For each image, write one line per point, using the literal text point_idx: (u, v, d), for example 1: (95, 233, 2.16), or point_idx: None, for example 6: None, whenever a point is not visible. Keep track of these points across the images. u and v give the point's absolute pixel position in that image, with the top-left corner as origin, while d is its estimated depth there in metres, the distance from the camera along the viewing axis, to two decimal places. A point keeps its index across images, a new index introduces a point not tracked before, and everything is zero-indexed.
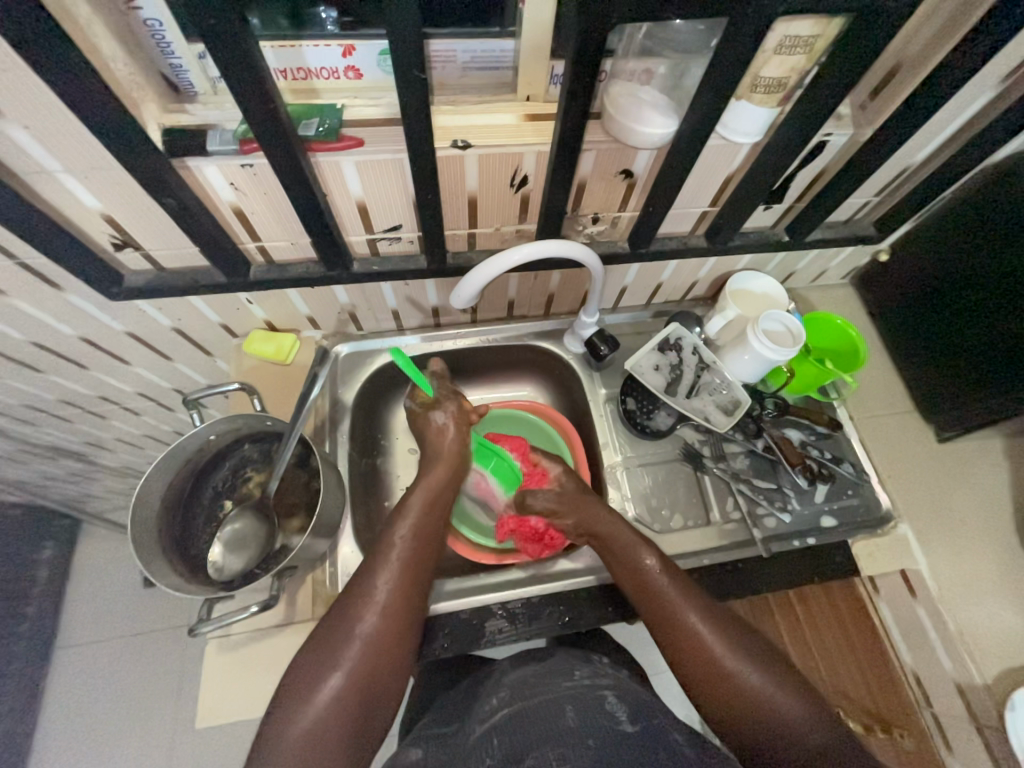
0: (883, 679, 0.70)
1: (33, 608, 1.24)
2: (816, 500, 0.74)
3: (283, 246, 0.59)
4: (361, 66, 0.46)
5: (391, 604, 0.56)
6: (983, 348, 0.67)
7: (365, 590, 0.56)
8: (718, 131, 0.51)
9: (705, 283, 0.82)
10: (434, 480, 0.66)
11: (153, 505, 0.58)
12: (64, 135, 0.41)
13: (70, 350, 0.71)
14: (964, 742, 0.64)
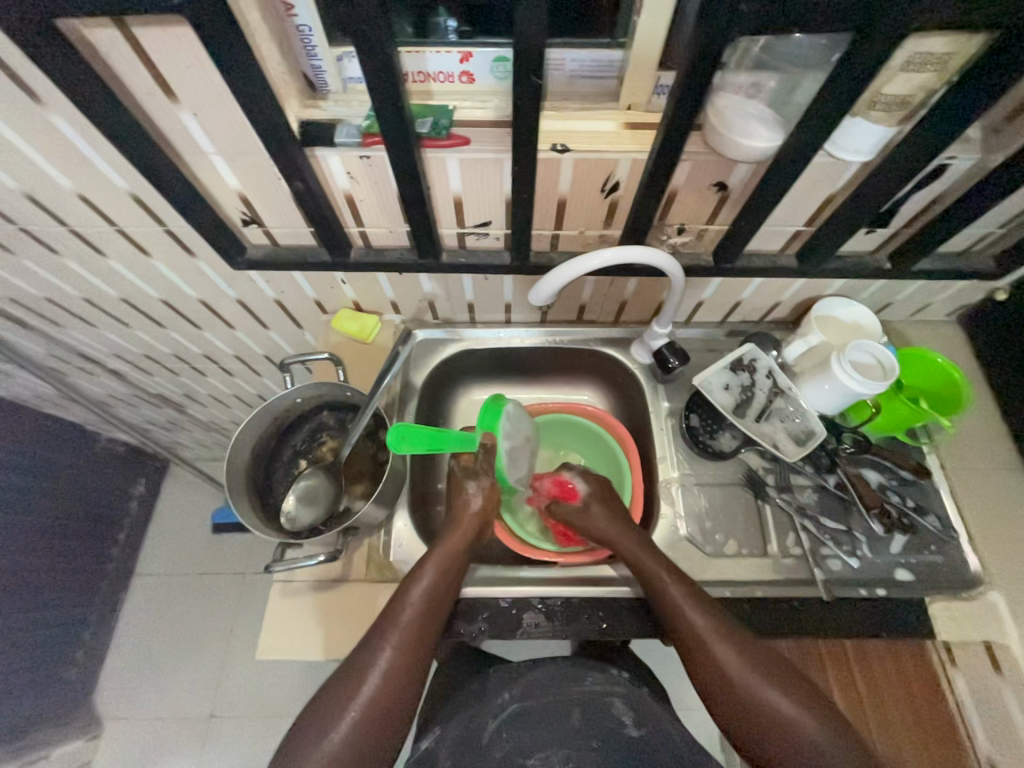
0: (949, 763, 0.63)
1: (123, 535, 1.41)
2: (891, 549, 0.68)
3: (381, 233, 0.64)
4: (476, 71, 0.49)
5: (404, 656, 0.55)
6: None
7: (375, 641, 0.56)
8: (826, 148, 0.49)
9: (789, 305, 0.79)
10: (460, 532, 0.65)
11: (244, 453, 0.65)
12: (222, 121, 0.47)
13: (189, 310, 0.81)
14: None
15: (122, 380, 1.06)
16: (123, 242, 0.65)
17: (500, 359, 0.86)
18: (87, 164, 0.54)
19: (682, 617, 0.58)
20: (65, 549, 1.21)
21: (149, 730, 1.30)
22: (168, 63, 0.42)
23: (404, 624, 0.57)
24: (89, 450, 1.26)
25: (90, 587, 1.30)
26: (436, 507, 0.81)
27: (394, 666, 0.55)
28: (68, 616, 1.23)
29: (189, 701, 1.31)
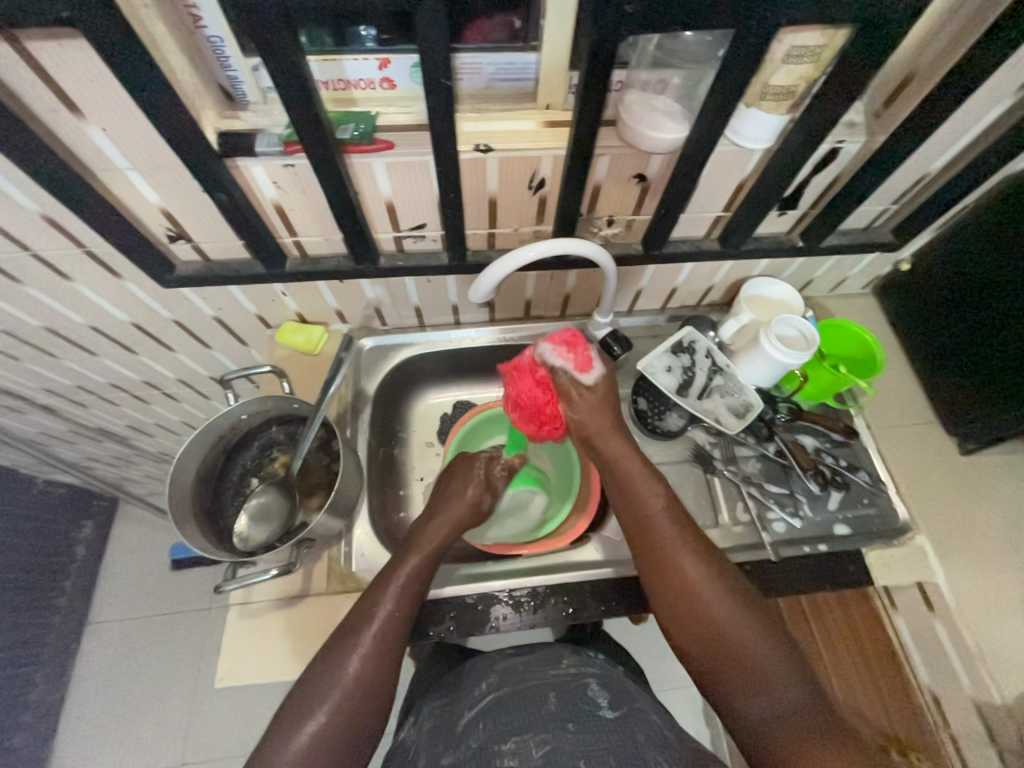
0: (897, 697, 0.68)
1: (71, 581, 1.32)
2: (829, 507, 0.73)
3: (317, 242, 0.63)
4: (396, 77, 0.50)
5: (385, 640, 0.56)
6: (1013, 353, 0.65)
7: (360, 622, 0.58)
8: (728, 135, 0.53)
9: (720, 289, 0.84)
10: (453, 514, 0.68)
11: (189, 475, 0.63)
12: (134, 135, 0.46)
13: (121, 335, 0.78)
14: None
15: (55, 416, 1.00)
16: (39, 267, 0.62)
17: (452, 361, 0.87)
18: None
19: (677, 563, 0.59)
20: None
21: None
22: (67, 78, 0.41)
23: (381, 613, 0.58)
24: (24, 495, 1.18)
25: (36, 643, 1.21)
26: (399, 514, 0.81)
27: (377, 651, 0.56)
28: None
29: (159, 750, 1.24)
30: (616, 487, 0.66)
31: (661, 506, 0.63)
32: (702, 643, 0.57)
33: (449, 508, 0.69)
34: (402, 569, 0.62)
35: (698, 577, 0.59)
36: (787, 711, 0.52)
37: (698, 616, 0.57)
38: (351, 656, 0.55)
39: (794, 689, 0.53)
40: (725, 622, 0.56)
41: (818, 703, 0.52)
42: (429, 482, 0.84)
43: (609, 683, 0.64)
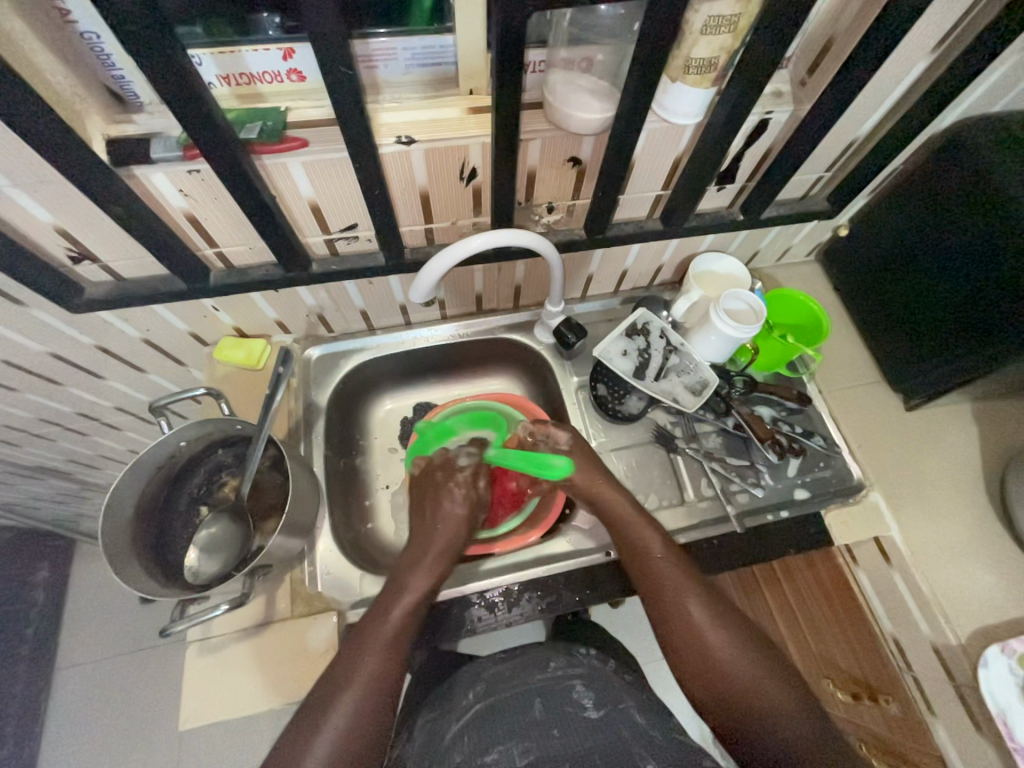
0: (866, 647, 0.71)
1: (31, 629, 1.24)
2: (789, 473, 0.75)
3: (241, 251, 0.59)
4: (304, 68, 0.47)
5: (379, 670, 0.54)
6: (948, 315, 0.67)
7: (352, 653, 0.55)
8: (655, 111, 0.52)
9: (670, 267, 0.84)
10: (442, 537, 0.65)
11: (126, 512, 0.59)
12: (4, 148, 0.41)
13: (41, 367, 0.72)
14: (946, 707, 0.64)
15: None
16: None
17: (407, 362, 0.84)
18: None
19: (683, 610, 0.59)
20: None
21: None
22: None
23: (371, 656, 0.55)
24: None
25: None
26: (366, 525, 0.78)
27: (375, 681, 0.54)
28: None
29: None
30: (615, 531, 0.66)
31: (662, 550, 0.63)
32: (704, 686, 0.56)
33: (439, 533, 0.66)
34: (404, 602, 0.59)
35: (701, 617, 0.58)
36: (797, 748, 0.49)
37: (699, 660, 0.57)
38: (334, 709, 0.51)
39: (805, 726, 0.51)
40: (731, 669, 0.55)
41: (831, 738, 0.50)
42: (395, 489, 0.82)
43: (595, 683, 0.63)
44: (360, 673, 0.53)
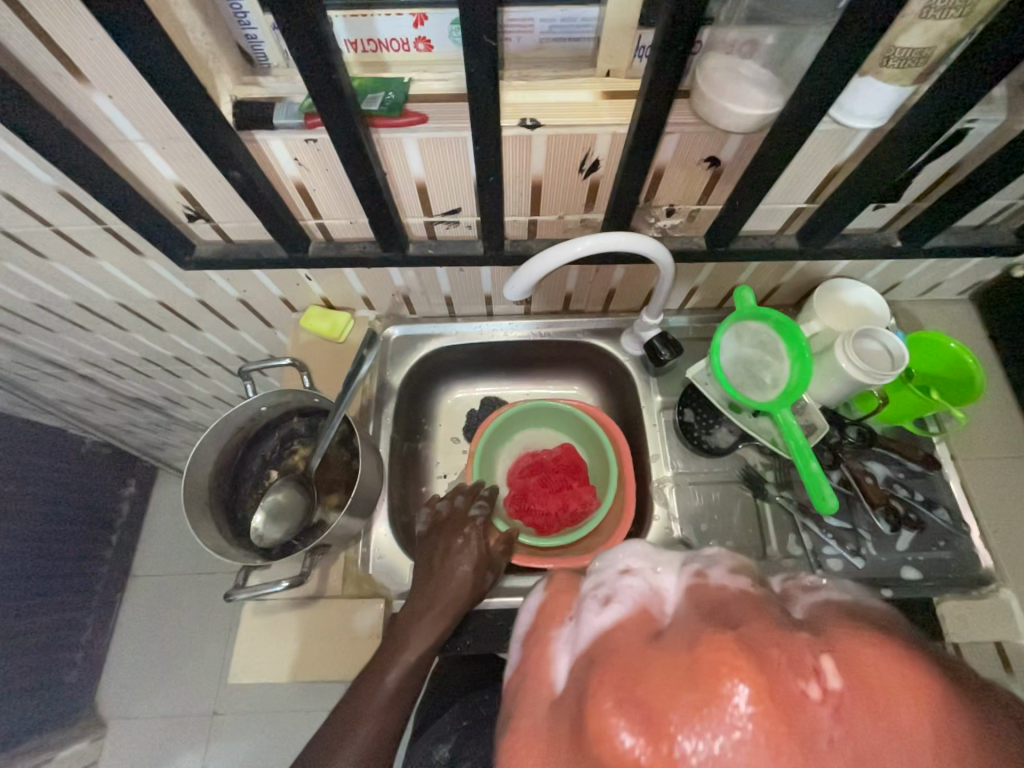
0: None
1: (116, 537, 1.38)
2: (898, 548, 0.64)
3: (343, 225, 0.58)
4: (433, 37, 0.43)
5: (385, 720, 0.50)
6: None
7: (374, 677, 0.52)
8: (832, 113, 0.44)
9: (788, 289, 0.74)
10: (444, 596, 0.58)
11: (207, 468, 0.61)
12: (142, 103, 0.42)
13: (149, 312, 0.76)
14: None
15: (96, 385, 1.02)
16: (63, 242, 0.60)
17: (483, 354, 0.82)
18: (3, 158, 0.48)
19: None
20: (56, 555, 1.18)
21: (152, 730, 1.29)
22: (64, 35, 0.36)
23: (378, 698, 0.51)
24: (72, 455, 1.22)
25: (84, 592, 1.27)
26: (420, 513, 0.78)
27: (381, 719, 0.50)
28: (64, 622, 1.21)
29: (192, 701, 1.31)
30: None
31: None
32: None
33: (444, 583, 0.59)
34: (402, 659, 0.53)
35: None
36: None
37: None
38: (352, 743, 0.49)
39: None
40: None
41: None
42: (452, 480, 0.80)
43: None
44: (372, 715, 0.50)
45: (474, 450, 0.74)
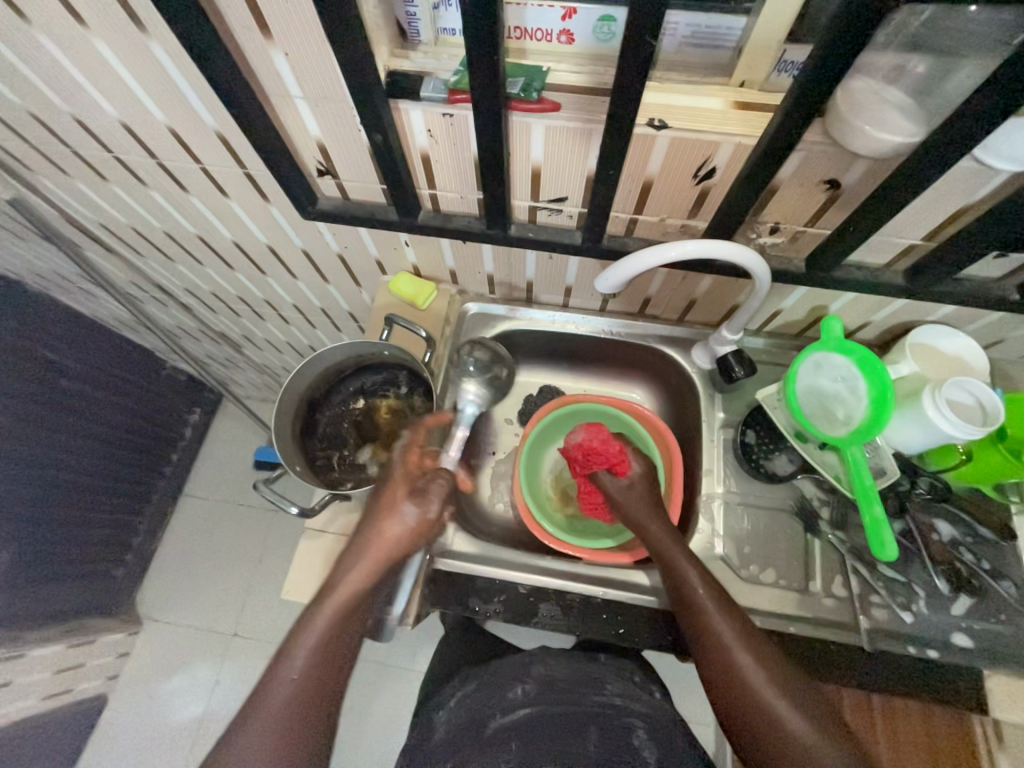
0: None
1: (177, 455, 1.49)
2: (952, 612, 0.62)
3: (452, 198, 0.62)
4: (578, 31, 0.45)
5: (332, 652, 0.53)
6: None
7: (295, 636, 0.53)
8: (974, 152, 0.42)
9: (879, 328, 0.71)
10: (388, 541, 0.58)
11: (319, 366, 0.72)
12: (311, 63, 0.46)
13: (257, 254, 0.83)
14: None
15: (191, 312, 1.11)
16: (204, 180, 0.67)
17: (551, 343, 0.84)
18: (181, 98, 0.54)
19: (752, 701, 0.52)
20: (127, 460, 1.30)
21: (179, 635, 1.39)
22: None
23: (279, 693, 0.50)
24: (155, 374, 1.33)
25: (143, 499, 1.39)
26: (467, 482, 0.81)
27: (318, 655, 0.53)
28: (124, 521, 1.33)
29: (217, 616, 1.40)
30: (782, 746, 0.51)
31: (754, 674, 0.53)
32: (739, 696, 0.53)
33: (386, 532, 0.59)
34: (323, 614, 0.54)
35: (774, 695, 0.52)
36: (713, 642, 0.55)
37: (780, 743, 0.51)
38: (248, 736, 0.49)
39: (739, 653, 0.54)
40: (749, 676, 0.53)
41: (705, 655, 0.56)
42: (500, 458, 0.83)
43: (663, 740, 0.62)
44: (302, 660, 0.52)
45: (529, 434, 0.77)
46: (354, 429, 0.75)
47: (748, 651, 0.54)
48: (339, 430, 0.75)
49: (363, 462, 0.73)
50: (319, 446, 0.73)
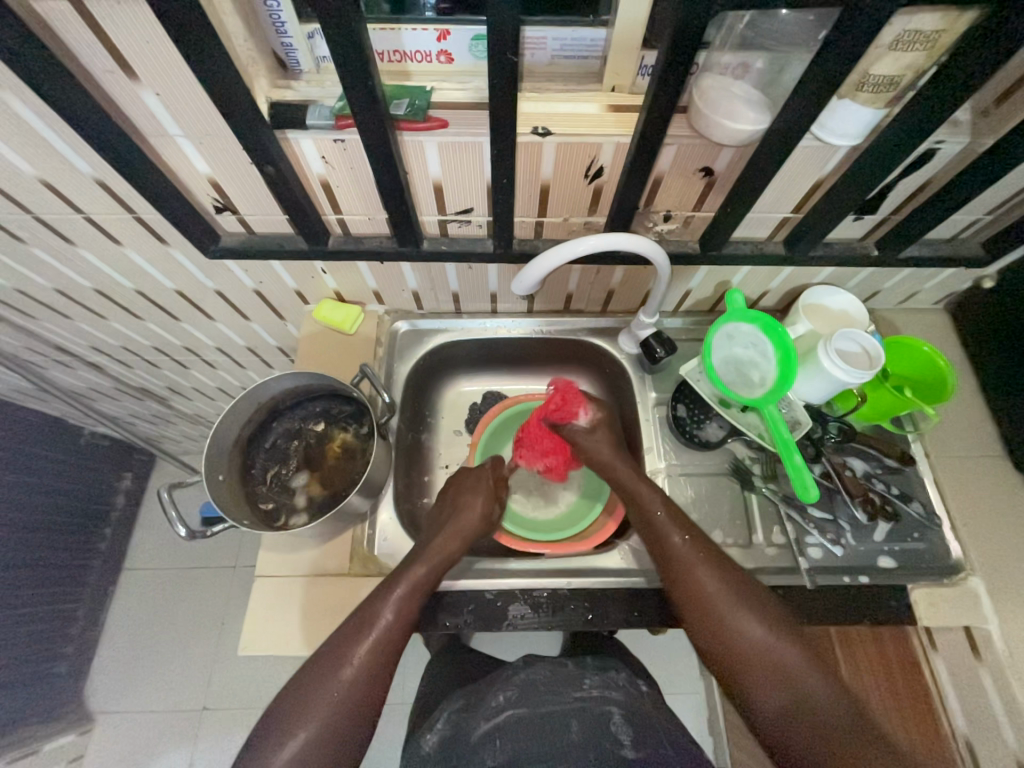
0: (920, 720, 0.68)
1: (110, 528, 1.37)
2: (874, 538, 0.68)
3: (361, 220, 0.62)
4: (454, 50, 0.48)
5: (388, 635, 0.56)
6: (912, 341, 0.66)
7: (370, 613, 0.57)
8: (813, 131, 0.49)
9: (778, 294, 0.78)
10: (458, 527, 0.66)
11: (284, 385, 0.71)
12: (187, 102, 0.46)
13: (166, 301, 0.79)
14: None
15: (102, 371, 1.03)
16: (93, 230, 0.63)
17: (486, 350, 0.85)
18: (48, 148, 0.51)
19: (735, 632, 0.56)
20: (51, 543, 1.18)
21: (140, 723, 1.27)
22: (123, 37, 0.40)
23: (355, 669, 0.54)
24: (72, 444, 1.22)
25: (78, 582, 1.27)
26: (423, 500, 0.81)
27: (381, 642, 0.55)
28: (55, 611, 1.20)
29: (181, 694, 1.29)
30: (775, 681, 0.54)
31: (736, 605, 0.57)
32: (725, 637, 0.56)
33: (459, 520, 0.67)
34: (393, 601, 0.57)
35: (745, 617, 0.56)
36: (699, 577, 0.59)
37: (767, 687, 0.54)
38: (315, 711, 0.52)
39: (715, 582, 0.58)
40: (728, 608, 0.57)
41: (687, 599, 0.59)
42: (454, 471, 0.84)
43: (635, 721, 0.63)
44: (373, 638, 0.55)
45: (475, 443, 0.78)
46: (301, 452, 0.73)
47: (737, 604, 0.57)
48: (286, 446, 0.73)
49: (295, 490, 0.71)
50: (263, 454, 0.72)
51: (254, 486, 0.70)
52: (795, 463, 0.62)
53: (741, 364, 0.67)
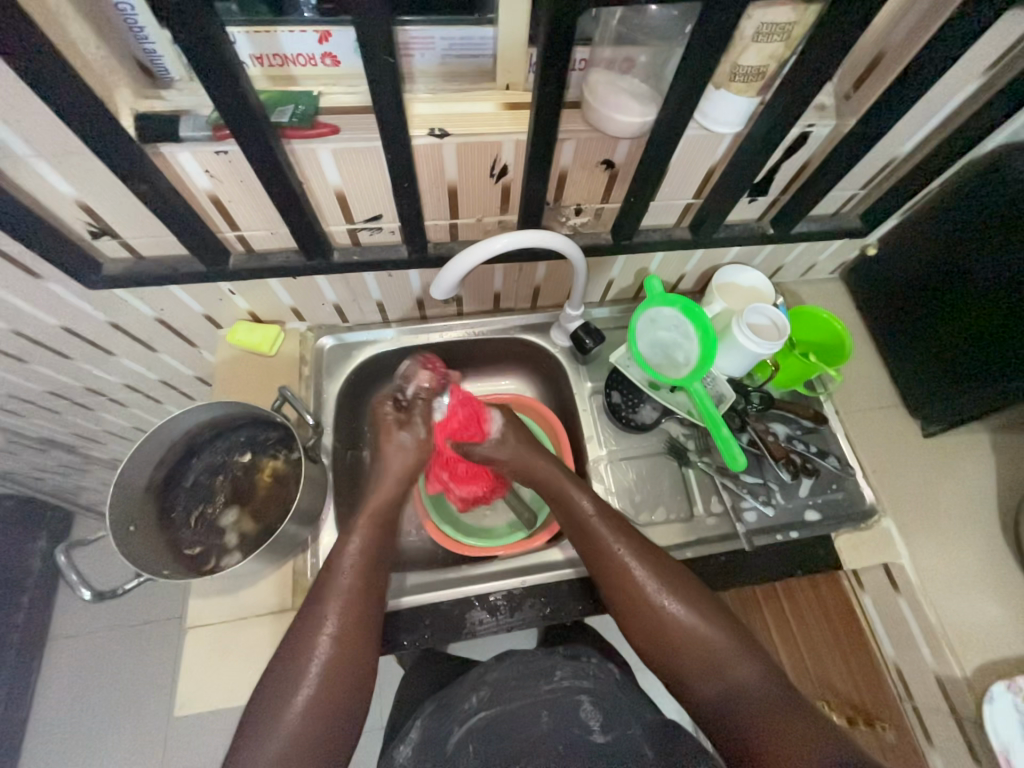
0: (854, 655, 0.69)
1: (26, 599, 1.22)
2: (800, 494, 0.73)
3: (263, 235, 0.59)
4: (338, 53, 0.46)
5: (347, 635, 0.54)
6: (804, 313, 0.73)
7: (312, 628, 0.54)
8: (696, 120, 0.51)
9: (693, 276, 0.82)
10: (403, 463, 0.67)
11: (196, 419, 0.65)
12: (32, 119, 0.41)
13: (52, 340, 0.71)
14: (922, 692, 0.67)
15: None
16: None
17: None
18: None
19: (667, 623, 0.57)
20: None
21: None
22: None
23: (317, 680, 0.52)
24: None
25: None
26: None
27: (338, 644, 0.54)
28: None
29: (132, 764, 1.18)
30: (706, 663, 0.56)
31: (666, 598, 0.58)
32: (662, 632, 0.57)
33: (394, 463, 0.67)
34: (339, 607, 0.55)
35: (675, 606, 0.57)
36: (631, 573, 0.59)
37: (702, 669, 0.55)
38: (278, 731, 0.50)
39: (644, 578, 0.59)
40: (659, 603, 0.58)
41: (624, 601, 0.59)
42: None
43: (602, 704, 0.64)
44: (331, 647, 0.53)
45: None
46: (227, 487, 0.68)
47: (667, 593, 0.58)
48: (210, 483, 0.68)
49: (225, 528, 0.66)
50: (183, 496, 0.66)
51: (176, 530, 0.64)
52: (723, 434, 0.66)
53: (669, 346, 0.70)
